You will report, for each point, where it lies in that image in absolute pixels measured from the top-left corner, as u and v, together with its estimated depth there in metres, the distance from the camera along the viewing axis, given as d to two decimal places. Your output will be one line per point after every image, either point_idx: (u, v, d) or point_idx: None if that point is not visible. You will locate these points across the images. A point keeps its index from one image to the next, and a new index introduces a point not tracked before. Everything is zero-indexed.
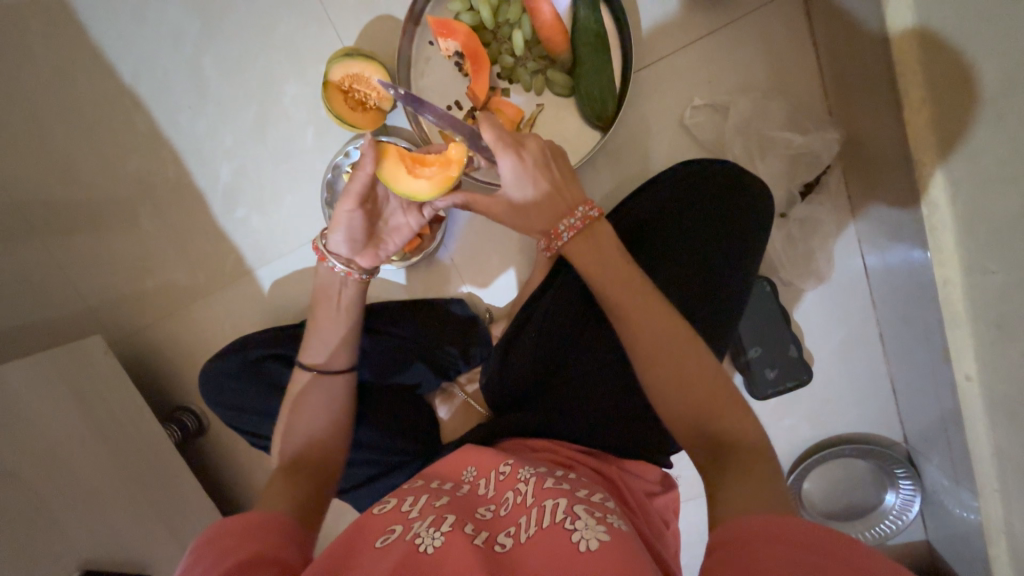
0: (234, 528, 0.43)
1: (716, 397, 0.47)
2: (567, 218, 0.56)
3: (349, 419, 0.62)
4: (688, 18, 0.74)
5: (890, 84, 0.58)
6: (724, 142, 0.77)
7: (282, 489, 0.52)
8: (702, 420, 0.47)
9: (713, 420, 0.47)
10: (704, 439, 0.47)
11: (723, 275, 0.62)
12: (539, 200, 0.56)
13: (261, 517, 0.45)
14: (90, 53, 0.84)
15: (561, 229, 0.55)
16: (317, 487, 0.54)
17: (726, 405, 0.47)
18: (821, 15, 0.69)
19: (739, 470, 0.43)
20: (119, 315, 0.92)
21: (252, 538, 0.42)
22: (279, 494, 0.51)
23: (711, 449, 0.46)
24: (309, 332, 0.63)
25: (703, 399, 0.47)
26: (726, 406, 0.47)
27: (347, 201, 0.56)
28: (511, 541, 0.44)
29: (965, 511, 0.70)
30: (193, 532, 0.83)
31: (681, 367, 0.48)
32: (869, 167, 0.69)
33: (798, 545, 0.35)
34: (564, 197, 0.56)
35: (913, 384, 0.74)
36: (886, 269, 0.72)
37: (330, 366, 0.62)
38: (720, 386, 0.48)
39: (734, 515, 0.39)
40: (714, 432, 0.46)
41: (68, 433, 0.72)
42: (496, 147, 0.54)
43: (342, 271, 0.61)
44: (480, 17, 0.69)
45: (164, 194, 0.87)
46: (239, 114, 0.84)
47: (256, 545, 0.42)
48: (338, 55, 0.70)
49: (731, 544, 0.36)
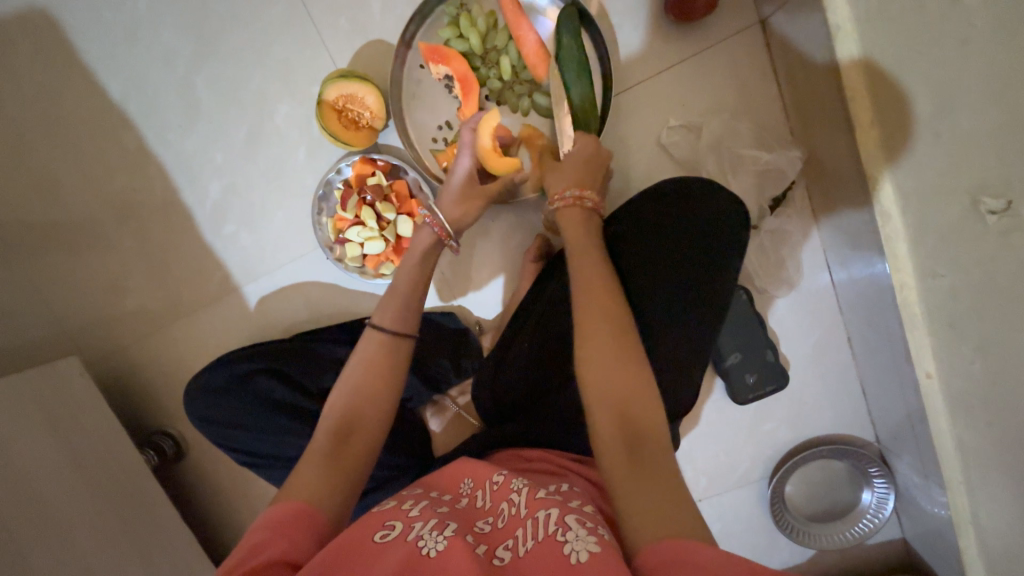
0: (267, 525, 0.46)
1: (637, 400, 0.49)
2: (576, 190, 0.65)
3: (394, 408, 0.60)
4: (661, 47, 0.81)
5: (844, 108, 0.63)
6: (698, 160, 0.82)
7: (325, 467, 0.52)
8: (615, 397, 0.49)
9: (634, 425, 0.48)
10: (620, 442, 0.47)
11: (704, 285, 0.66)
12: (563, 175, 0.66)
13: (290, 514, 0.46)
14: (81, 73, 0.87)
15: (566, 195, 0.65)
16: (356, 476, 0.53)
17: (641, 409, 0.49)
18: (779, 44, 0.76)
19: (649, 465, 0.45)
20: (102, 332, 0.92)
21: (279, 538, 0.44)
22: (321, 481, 0.51)
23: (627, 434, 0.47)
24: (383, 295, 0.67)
25: (623, 382, 0.50)
26: (642, 395, 0.50)
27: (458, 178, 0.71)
28: (508, 554, 0.45)
29: (936, 506, 0.73)
30: (164, 558, 0.82)
31: (600, 368, 0.51)
32: (828, 183, 0.75)
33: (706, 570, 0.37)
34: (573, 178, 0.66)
35: (881, 385, 0.79)
36: (851, 280, 0.77)
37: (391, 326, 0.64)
38: (636, 367, 0.51)
39: (647, 538, 0.41)
40: (629, 422, 0.48)
41: (36, 454, 0.72)
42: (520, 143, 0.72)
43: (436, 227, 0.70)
44: (469, 44, 0.74)
45: (149, 211, 0.89)
46: (236, 136, 0.87)
47: (277, 548, 0.43)
48: (333, 76, 0.74)
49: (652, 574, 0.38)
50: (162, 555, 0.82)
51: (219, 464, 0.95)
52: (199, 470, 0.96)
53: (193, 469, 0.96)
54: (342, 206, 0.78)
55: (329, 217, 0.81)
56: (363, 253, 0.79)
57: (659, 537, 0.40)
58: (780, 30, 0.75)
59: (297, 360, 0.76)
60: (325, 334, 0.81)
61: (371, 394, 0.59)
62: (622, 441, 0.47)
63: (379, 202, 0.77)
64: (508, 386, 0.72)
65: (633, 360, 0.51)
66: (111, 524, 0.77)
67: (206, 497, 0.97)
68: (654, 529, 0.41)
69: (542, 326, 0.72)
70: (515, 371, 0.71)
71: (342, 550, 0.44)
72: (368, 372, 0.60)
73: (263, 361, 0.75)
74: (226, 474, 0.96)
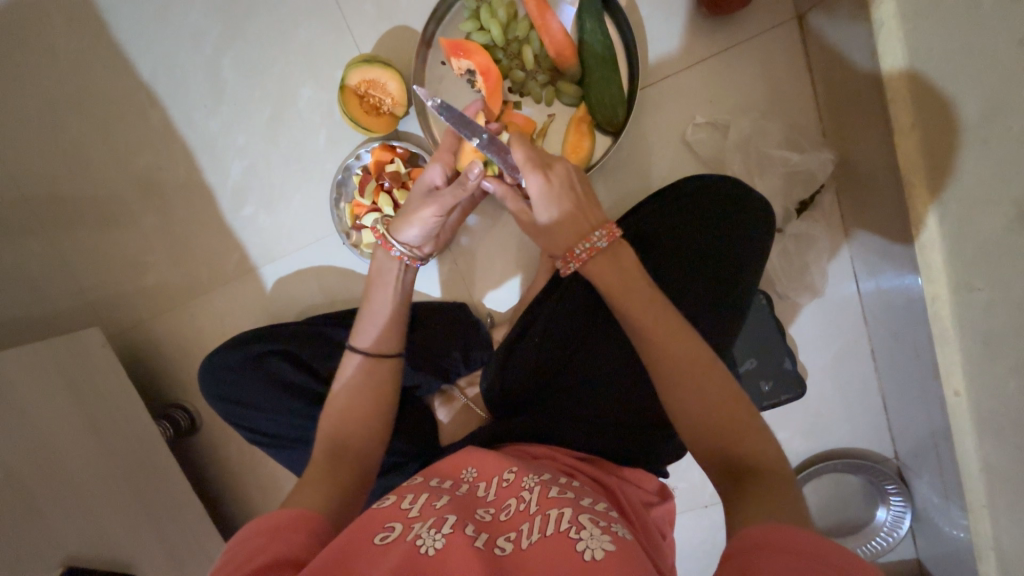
0: (267, 527, 0.46)
1: (734, 417, 0.48)
2: (585, 240, 0.57)
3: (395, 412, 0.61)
4: (691, 41, 0.78)
5: (883, 111, 0.61)
6: (723, 159, 0.80)
7: (323, 484, 0.53)
8: (705, 420, 0.48)
9: (735, 446, 0.47)
10: (721, 461, 0.47)
11: (726, 289, 0.64)
12: (562, 219, 0.58)
13: (295, 514, 0.48)
14: (112, 51, 0.88)
15: (578, 251, 0.57)
16: (365, 477, 0.56)
17: (741, 428, 0.47)
18: (816, 41, 0.73)
19: (758, 492, 0.43)
20: (123, 306, 0.95)
21: (280, 539, 0.45)
22: (330, 482, 0.53)
23: (729, 474, 0.46)
24: (361, 317, 0.65)
25: (714, 414, 0.48)
26: (743, 431, 0.47)
27: (429, 207, 0.63)
28: (511, 546, 0.45)
29: (956, 530, 0.71)
30: (174, 529, 0.84)
31: (688, 385, 0.49)
32: (861, 187, 0.72)
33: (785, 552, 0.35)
34: (586, 218, 0.58)
35: (904, 401, 0.76)
36: (878, 290, 0.74)
37: (381, 349, 0.64)
38: (723, 384, 0.49)
39: (748, 523, 0.39)
40: (731, 456, 0.46)
41: (58, 421, 0.74)
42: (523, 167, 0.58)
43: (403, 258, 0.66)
44: (491, 37, 0.73)
45: (172, 190, 0.91)
46: (258, 119, 0.88)
47: (278, 548, 0.44)
48: (355, 62, 0.74)
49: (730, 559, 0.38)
50: (172, 524, 0.84)
51: (230, 441, 0.98)
52: (210, 445, 0.98)
53: (206, 444, 0.98)
54: (360, 193, 0.79)
55: (347, 203, 0.81)
56: None
57: (762, 519, 0.39)
58: (817, 26, 0.72)
59: (308, 343, 0.77)
60: (336, 319, 0.82)
61: (374, 402, 0.61)
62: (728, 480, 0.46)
63: (396, 189, 0.77)
64: (517, 382, 0.70)
65: (722, 375, 0.49)
66: (126, 493, 0.79)
67: (217, 472, 0.99)
68: (759, 517, 0.40)
69: (552, 322, 0.71)
70: (525, 366, 0.71)
71: (342, 550, 0.44)
72: (355, 398, 0.60)
73: (275, 342, 0.76)
74: (236, 451, 0.98)
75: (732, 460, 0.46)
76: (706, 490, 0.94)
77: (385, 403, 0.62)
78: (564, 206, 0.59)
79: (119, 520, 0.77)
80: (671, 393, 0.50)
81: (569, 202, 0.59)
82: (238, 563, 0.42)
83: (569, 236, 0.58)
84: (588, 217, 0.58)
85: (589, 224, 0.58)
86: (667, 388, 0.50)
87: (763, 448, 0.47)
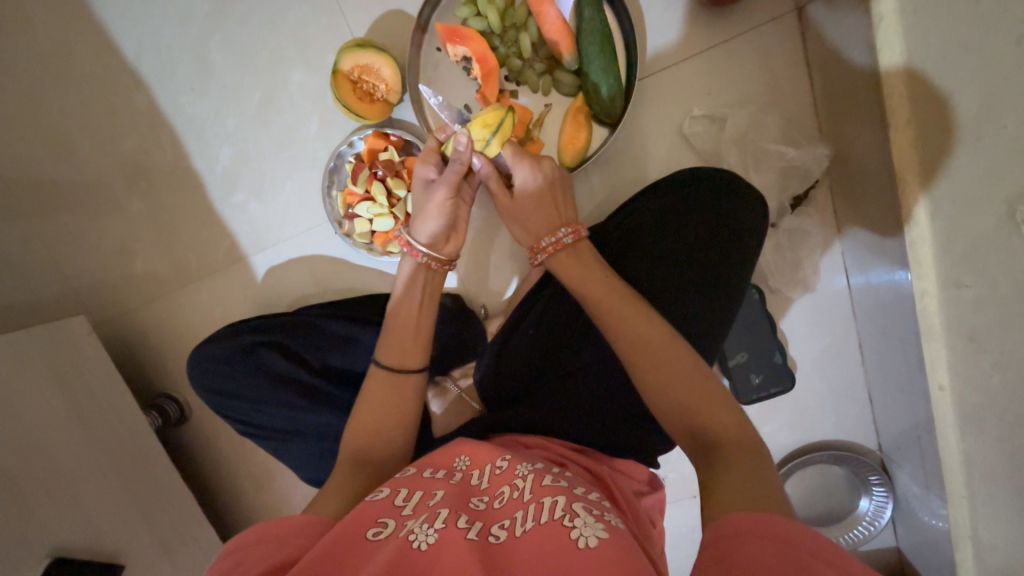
0: (271, 533, 0.46)
1: (704, 392, 0.50)
2: (553, 234, 0.63)
3: (380, 415, 0.60)
4: (690, 33, 0.78)
5: (879, 107, 0.61)
6: (720, 153, 0.80)
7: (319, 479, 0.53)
8: (680, 397, 0.51)
9: (702, 421, 0.49)
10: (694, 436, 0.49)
11: (720, 286, 0.64)
12: (531, 213, 0.65)
13: (307, 520, 0.49)
14: (94, 30, 0.85)
15: (546, 243, 0.63)
16: (375, 482, 0.56)
17: (711, 404, 0.50)
18: (815, 35, 0.73)
19: (731, 467, 0.45)
20: (107, 295, 0.93)
21: (287, 543, 0.45)
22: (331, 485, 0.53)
23: (709, 451, 0.48)
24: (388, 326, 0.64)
25: (692, 396, 0.50)
26: (712, 405, 0.50)
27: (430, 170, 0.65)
28: (505, 533, 0.46)
29: (934, 518, 0.73)
30: (164, 520, 0.84)
31: (661, 372, 0.52)
32: (855, 183, 0.73)
33: (766, 538, 0.37)
34: (554, 218, 0.64)
35: (890, 395, 0.77)
36: (869, 286, 0.75)
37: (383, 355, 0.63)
38: (699, 373, 0.51)
39: (723, 513, 0.41)
40: (699, 429, 0.49)
41: (45, 410, 0.73)
42: (512, 160, 0.64)
43: (423, 256, 0.65)
44: (488, 23, 0.71)
45: (158, 175, 0.89)
46: (248, 104, 0.85)
47: (286, 552, 0.45)
48: (348, 46, 0.72)
49: (708, 546, 0.39)
50: (164, 514, 0.84)
51: (220, 430, 0.97)
52: (201, 435, 0.98)
53: (196, 434, 0.98)
54: (353, 181, 0.77)
55: (339, 190, 0.80)
56: (372, 229, 0.79)
57: (736, 509, 0.40)
58: (817, 20, 0.71)
59: (300, 334, 0.76)
60: (327, 309, 0.81)
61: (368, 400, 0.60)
62: (701, 454, 0.48)
63: (390, 178, 0.75)
64: (510, 374, 0.71)
65: (698, 359, 0.53)
66: (114, 484, 0.79)
67: (207, 463, 0.99)
68: (732, 505, 0.41)
69: (546, 321, 0.72)
70: (518, 359, 0.71)
71: (340, 547, 0.44)
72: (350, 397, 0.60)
73: (264, 333, 0.75)
74: (226, 440, 0.97)
75: (708, 437, 0.48)
76: (693, 482, 0.94)
77: (378, 398, 0.61)
78: (538, 202, 0.65)
79: (109, 511, 0.77)
80: (642, 378, 0.53)
81: (544, 198, 0.65)
82: (245, 567, 0.43)
83: (540, 230, 0.65)
84: (559, 215, 0.65)
85: (558, 222, 0.64)
86: (639, 374, 0.53)
87: (730, 424, 0.49)
